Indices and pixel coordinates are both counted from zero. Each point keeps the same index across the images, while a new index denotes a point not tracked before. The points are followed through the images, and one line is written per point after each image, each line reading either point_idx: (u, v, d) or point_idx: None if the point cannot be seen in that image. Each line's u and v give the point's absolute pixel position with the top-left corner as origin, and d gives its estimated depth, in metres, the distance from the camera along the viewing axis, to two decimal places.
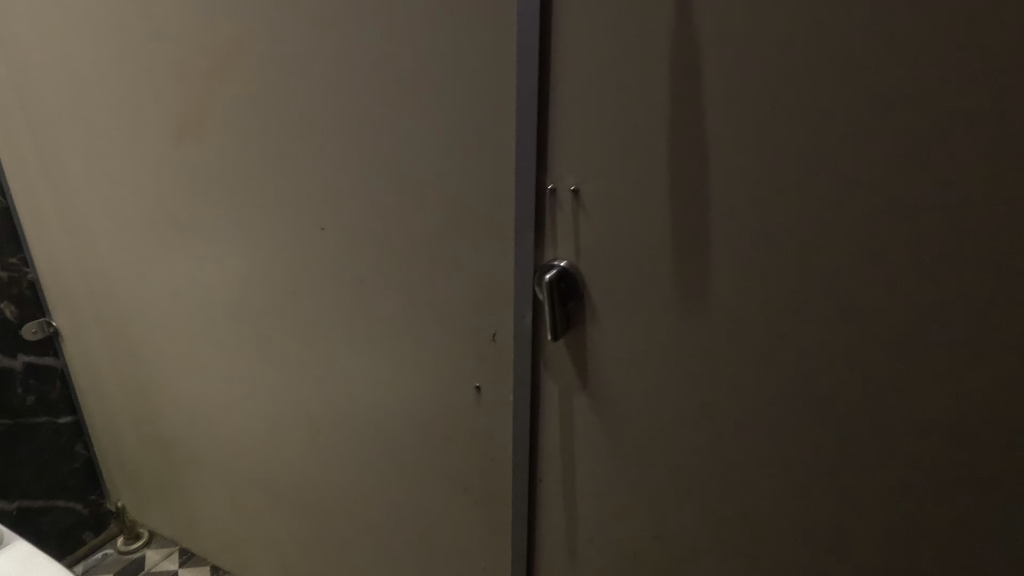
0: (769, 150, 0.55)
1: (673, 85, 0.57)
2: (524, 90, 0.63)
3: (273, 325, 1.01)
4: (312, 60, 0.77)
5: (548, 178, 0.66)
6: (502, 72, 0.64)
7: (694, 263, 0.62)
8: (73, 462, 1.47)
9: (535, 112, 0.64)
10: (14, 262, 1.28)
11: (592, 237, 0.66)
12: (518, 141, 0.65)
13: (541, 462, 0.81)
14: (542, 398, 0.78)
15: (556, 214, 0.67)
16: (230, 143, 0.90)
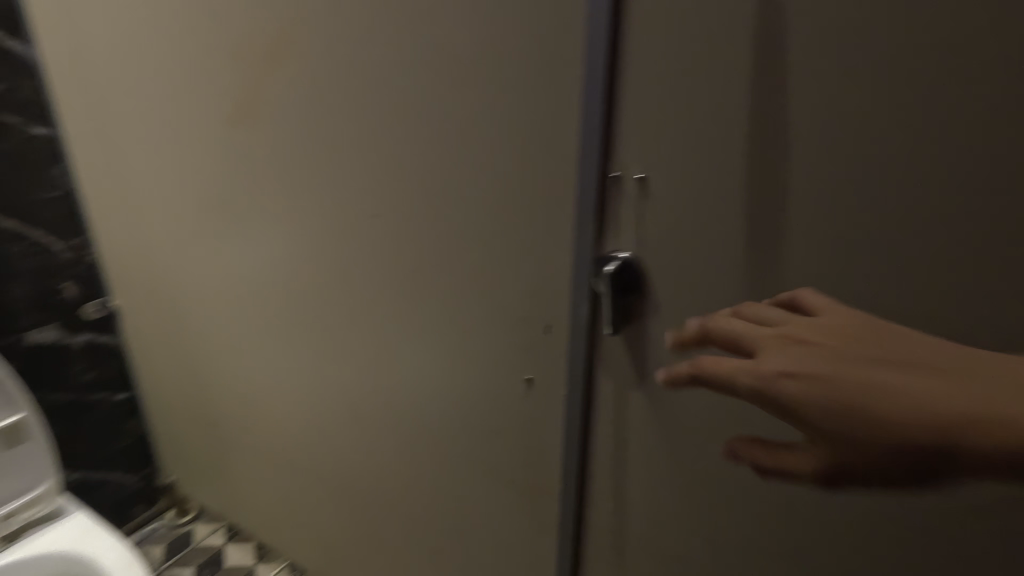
0: (863, 137, 0.51)
1: (757, 66, 0.53)
2: (591, 73, 0.60)
3: (321, 312, 1.01)
4: (370, 44, 0.75)
5: (612, 165, 0.63)
6: (569, 54, 0.62)
7: (770, 259, 0.58)
8: (129, 436, 1.53)
9: (601, 97, 0.60)
10: (78, 242, 1.33)
11: (656, 228, 0.63)
12: (582, 127, 0.63)
13: (592, 459, 0.79)
14: (596, 394, 0.75)
15: (619, 203, 0.64)
16: (284, 129, 0.90)
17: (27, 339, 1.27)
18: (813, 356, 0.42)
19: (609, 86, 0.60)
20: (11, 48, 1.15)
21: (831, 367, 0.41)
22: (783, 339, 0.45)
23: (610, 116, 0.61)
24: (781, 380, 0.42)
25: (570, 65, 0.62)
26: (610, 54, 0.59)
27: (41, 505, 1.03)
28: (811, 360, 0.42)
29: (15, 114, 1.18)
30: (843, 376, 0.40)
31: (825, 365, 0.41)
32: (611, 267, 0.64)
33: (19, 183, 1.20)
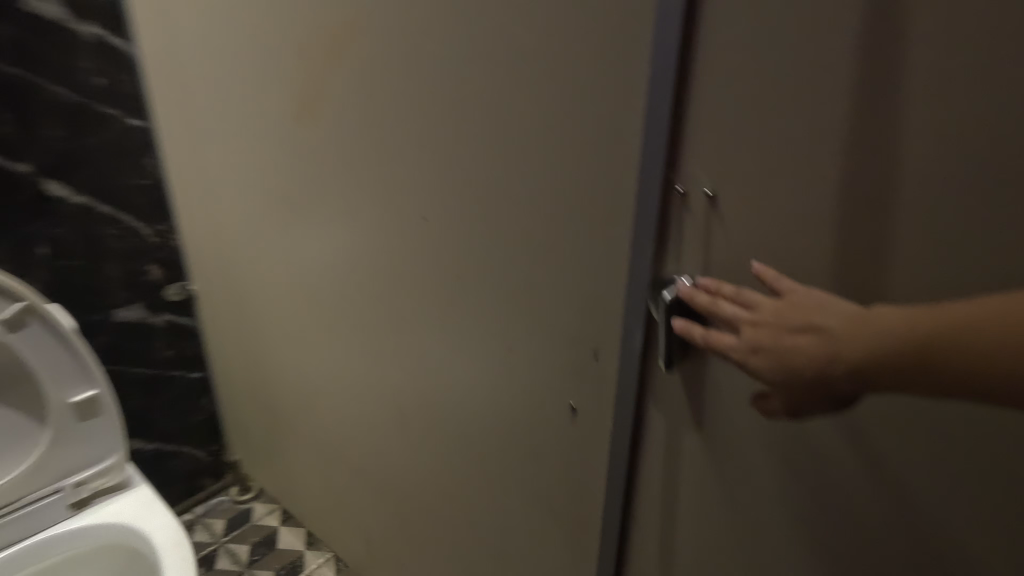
0: (989, 156, 0.42)
1: (861, 69, 0.45)
2: (660, 75, 0.53)
3: (374, 313, 0.99)
4: (432, 41, 0.71)
5: (678, 179, 0.56)
6: (636, 54, 0.55)
7: (860, 290, 0.50)
8: (200, 413, 1.60)
9: (670, 102, 0.53)
10: (164, 228, 1.40)
11: (726, 251, 0.55)
12: (645, 136, 0.56)
13: (637, 501, 0.71)
14: (646, 431, 0.68)
15: (684, 222, 0.57)
16: (347, 127, 0.88)
17: (116, 315, 1.37)
18: (773, 339, 0.48)
19: (679, 90, 0.53)
20: (114, 45, 1.23)
21: (782, 342, 0.47)
22: (754, 323, 0.50)
23: (678, 124, 0.54)
24: (747, 354, 0.50)
25: (634, 65, 0.55)
26: (683, 54, 0.52)
27: (110, 477, 1.08)
28: (769, 337, 0.48)
29: (114, 107, 1.25)
30: (797, 357, 0.46)
31: (779, 340, 0.47)
32: (671, 295, 0.57)
33: (111, 171, 1.27)
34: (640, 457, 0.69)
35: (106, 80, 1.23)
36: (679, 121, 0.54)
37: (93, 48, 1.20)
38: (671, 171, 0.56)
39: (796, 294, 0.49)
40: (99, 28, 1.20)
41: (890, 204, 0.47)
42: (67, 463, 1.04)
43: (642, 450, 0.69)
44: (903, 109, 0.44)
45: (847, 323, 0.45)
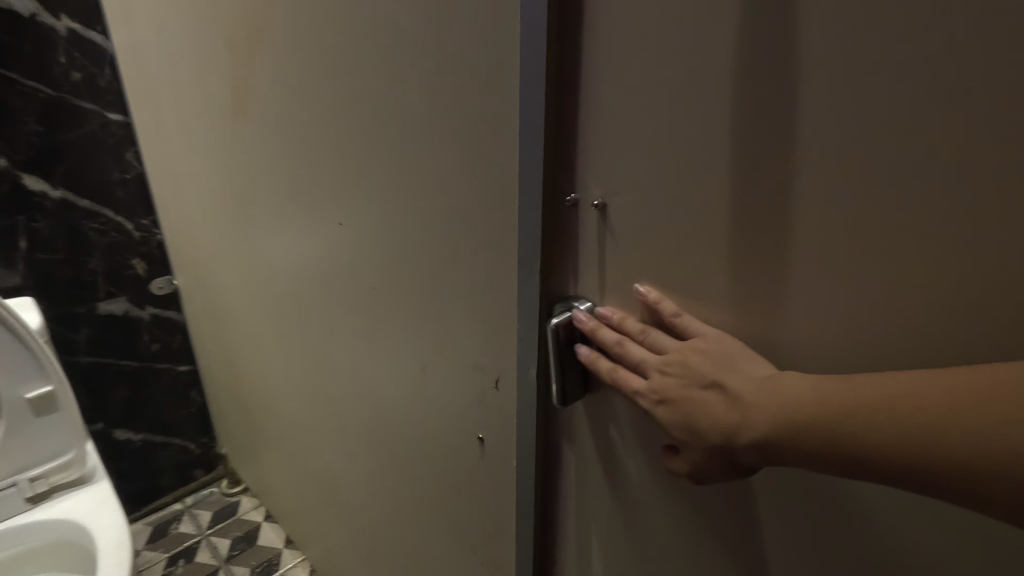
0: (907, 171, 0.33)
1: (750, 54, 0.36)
2: (529, 65, 0.44)
3: (304, 322, 0.93)
4: (326, 26, 0.63)
5: (568, 186, 0.48)
6: (504, 38, 0.45)
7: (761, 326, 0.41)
8: (190, 406, 1.61)
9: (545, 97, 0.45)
10: (146, 223, 1.39)
11: (619, 270, 0.47)
12: (522, 137, 0.46)
13: (555, 544, 0.64)
14: (558, 468, 0.60)
15: (577, 235, 0.49)
16: (266, 124, 0.80)
17: (100, 308, 1.37)
18: (681, 392, 0.42)
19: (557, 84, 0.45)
20: (89, 38, 1.19)
21: (689, 397, 0.41)
22: (662, 370, 0.43)
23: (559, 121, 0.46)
24: (654, 404, 0.44)
25: (510, 53, 0.45)
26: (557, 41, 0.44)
27: (69, 472, 1.09)
28: (678, 389, 0.42)
29: (91, 101, 1.23)
30: (705, 415, 0.40)
31: (687, 394, 0.41)
32: (561, 317, 0.50)
33: (91, 166, 1.27)
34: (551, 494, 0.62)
35: (81, 73, 1.20)
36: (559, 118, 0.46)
37: (67, 41, 1.17)
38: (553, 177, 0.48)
39: (709, 342, 0.42)
40: (73, 21, 1.16)
41: (790, 221, 0.37)
42: (27, 456, 1.06)
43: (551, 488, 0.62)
44: (795, 108, 0.35)
45: (758, 386, 0.38)
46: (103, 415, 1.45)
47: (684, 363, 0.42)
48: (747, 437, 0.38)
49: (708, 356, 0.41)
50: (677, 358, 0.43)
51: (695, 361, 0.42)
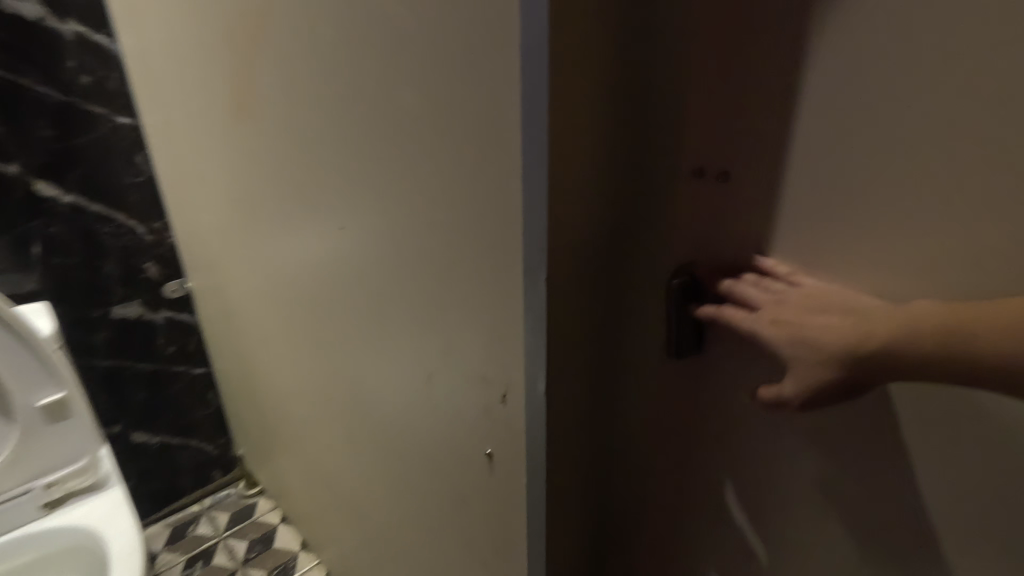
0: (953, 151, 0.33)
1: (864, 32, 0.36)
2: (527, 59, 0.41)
3: (311, 328, 0.90)
4: (319, 23, 0.60)
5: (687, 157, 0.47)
6: (500, 30, 0.42)
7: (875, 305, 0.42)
8: (207, 408, 1.60)
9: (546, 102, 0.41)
10: (158, 226, 1.36)
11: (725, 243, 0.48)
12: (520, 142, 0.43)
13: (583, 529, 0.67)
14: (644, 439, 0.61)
15: (692, 202, 0.48)
16: (267, 125, 0.77)
17: (115, 312, 1.36)
18: (798, 317, 0.43)
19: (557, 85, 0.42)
20: (96, 42, 1.17)
21: (805, 320, 0.43)
22: (774, 302, 0.44)
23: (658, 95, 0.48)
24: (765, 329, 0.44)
25: (508, 48, 0.42)
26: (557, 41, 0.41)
27: (85, 476, 1.09)
28: (796, 314, 0.43)
29: (99, 103, 1.21)
30: (822, 332, 0.42)
31: (807, 318, 0.43)
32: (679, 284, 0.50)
33: (103, 169, 1.25)
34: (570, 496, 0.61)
35: (90, 78, 1.19)
36: (562, 123, 0.43)
37: (75, 46, 1.15)
38: (557, 183, 0.45)
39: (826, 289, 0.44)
40: (80, 25, 1.14)
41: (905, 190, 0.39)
42: (42, 463, 1.06)
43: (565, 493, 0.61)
44: None
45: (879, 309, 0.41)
46: (120, 418, 1.45)
47: (801, 297, 0.44)
48: (873, 341, 0.40)
49: (824, 296, 0.43)
50: (797, 294, 0.44)
51: (813, 297, 0.43)
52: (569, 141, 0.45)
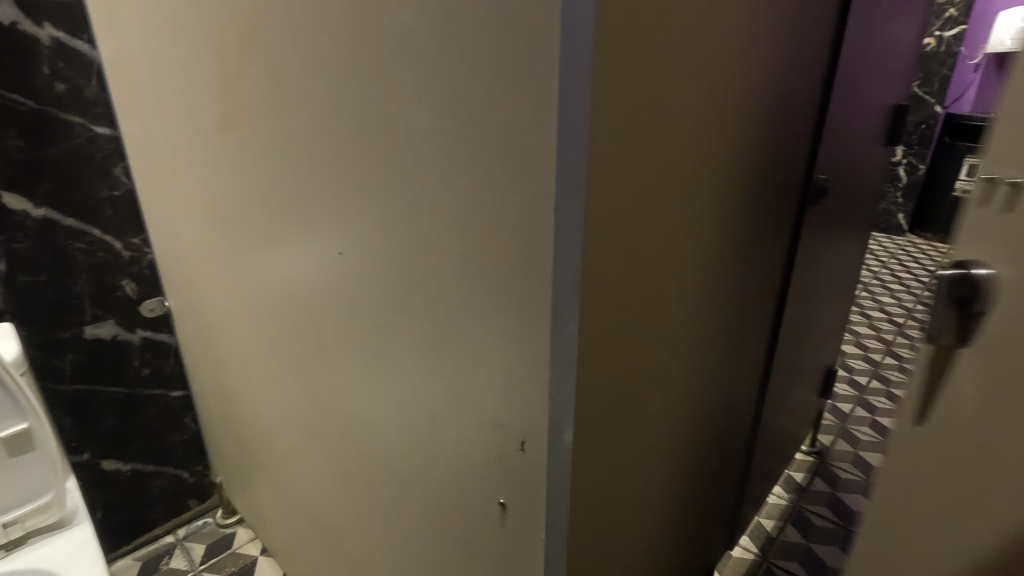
0: None
1: None
2: (567, 86, 0.37)
3: (301, 355, 0.84)
4: (322, 35, 0.55)
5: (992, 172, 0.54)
6: (534, 55, 0.38)
7: None
8: (183, 433, 1.52)
9: (585, 132, 0.38)
10: (135, 242, 1.29)
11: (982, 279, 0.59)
12: (555, 174, 0.40)
13: None
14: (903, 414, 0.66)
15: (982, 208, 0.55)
16: (260, 141, 0.72)
17: (87, 332, 1.28)
18: None
19: (597, 115, 0.39)
20: (74, 49, 1.10)
21: None
22: None
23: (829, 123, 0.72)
24: None
25: (541, 72, 0.38)
26: (598, 67, 0.38)
27: (46, 515, 1.01)
28: None
29: (77, 114, 1.14)
30: None
31: None
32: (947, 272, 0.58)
33: (78, 182, 1.18)
34: (587, 547, 0.57)
35: (67, 86, 1.11)
36: (600, 156, 0.41)
37: (51, 51, 1.08)
38: (592, 217, 0.42)
39: None
40: (57, 30, 1.07)
41: None
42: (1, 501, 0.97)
43: (584, 546, 0.57)
44: None
45: None
46: (89, 445, 1.36)
47: None
48: None
49: None
50: None
51: None
52: (604, 173, 0.42)
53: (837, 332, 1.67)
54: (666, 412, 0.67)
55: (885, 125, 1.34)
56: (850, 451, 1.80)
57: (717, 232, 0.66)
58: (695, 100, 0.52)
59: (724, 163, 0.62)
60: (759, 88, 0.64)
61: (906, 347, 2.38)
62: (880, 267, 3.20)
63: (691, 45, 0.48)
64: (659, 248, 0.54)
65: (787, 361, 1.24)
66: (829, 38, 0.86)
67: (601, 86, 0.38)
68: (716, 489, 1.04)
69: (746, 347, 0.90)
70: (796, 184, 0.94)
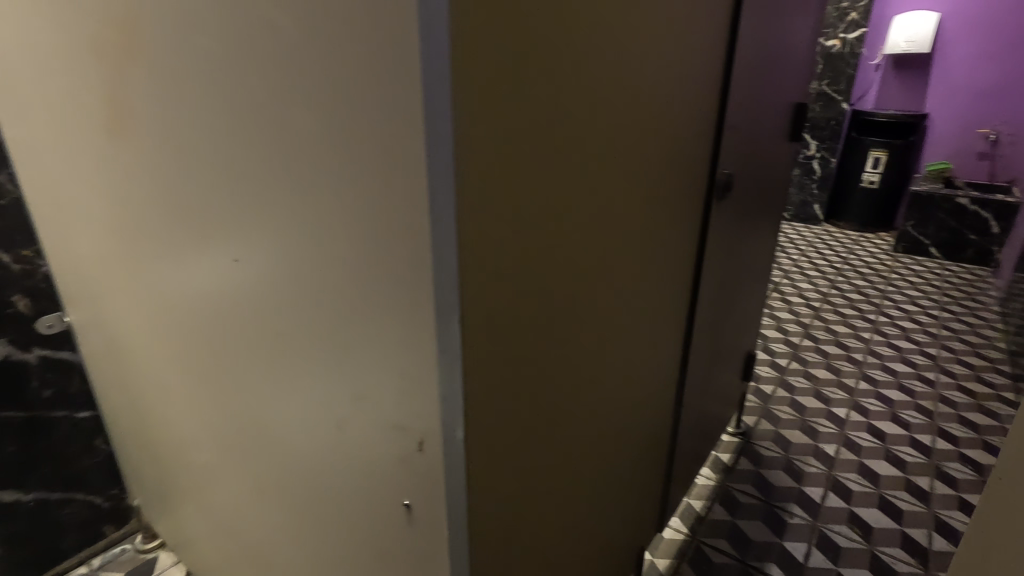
0: None
1: None
2: (431, 92, 0.37)
3: (208, 366, 0.80)
4: (202, 34, 0.53)
5: None
6: (398, 61, 0.38)
7: None
8: (95, 456, 1.42)
9: (452, 137, 0.39)
10: (27, 254, 1.19)
11: None
12: (427, 178, 0.40)
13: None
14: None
15: None
16: (149, 143, 0.68)
17: None
18: None
19: (465, 114, 0.39)
20: None
21: None
22: None
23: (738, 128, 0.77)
24: None
25: (406, 77, 0.38)
26: (462, 65, 0.38)
27: None
28: None
29: None
30: None
31: None
32: None
33: None
34: (495, 541, 0.58)
35: None
36: (474, 161, 0.41)
37: None
38: (469, 215, 0.42)
39: None
40: None
41: None
42: None
43: (492, 540, 0.57)
44: None
45: None
46: None
47: None
48: None
49: None
50: None
51: None
52: (481, 175, 0.42)
53: (756, 319, 1.75)
54: (576, 404, 0.69)
55: (788, 122, 1.42)
56: (772, 430, 1.91)
57: (621, 228, 0.68)
58: (583, 102, 0.54)
59: (621, 160, 0.64)
60: (652, 87, 0.66)
61: (822, 329, 2.54)
62: (799, 255, 3.40)
63: (574, 44, 0.49)
64: (554, 244, 0.55)
65: (707, 348, 1.30)
66: (725, 40, 0.91)
67: (467, 94, 0.39)
68: (640, 475, 1.08)
69: (659, 337, 0.94)
70: (701, 179, 0.99)
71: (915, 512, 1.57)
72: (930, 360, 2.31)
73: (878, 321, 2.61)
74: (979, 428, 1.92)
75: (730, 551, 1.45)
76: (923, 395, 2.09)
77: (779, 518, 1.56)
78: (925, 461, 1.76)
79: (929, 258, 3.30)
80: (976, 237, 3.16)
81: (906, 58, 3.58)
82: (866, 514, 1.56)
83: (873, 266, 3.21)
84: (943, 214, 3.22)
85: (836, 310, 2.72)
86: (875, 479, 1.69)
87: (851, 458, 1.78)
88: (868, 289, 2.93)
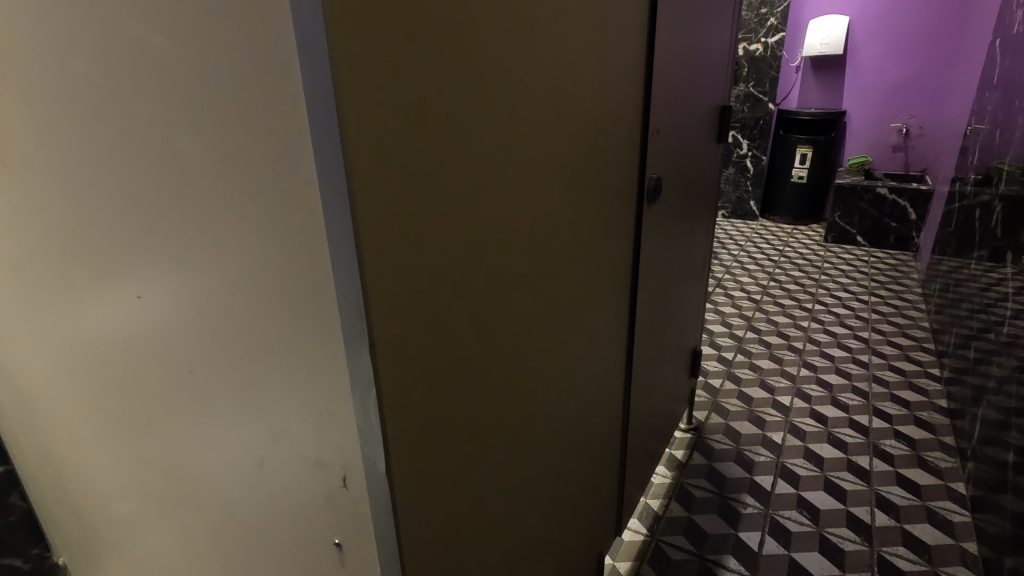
0: None
1: None
2: (320, 124, 0.36)
3: (120, 408, 0.74)
4: (76, 58, 0.49)
5: None
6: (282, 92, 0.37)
7: None
8: (8, 514, 1.29)
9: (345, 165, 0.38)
10: None
11: None
12: (324, 207, 0.39)
13: None
14: None
15: None
16: (32, 172, 0.62)
17: None
18: None
19: (360, 139, 0.38)
20: None
21: None
22: None
23: None
24: None
25: (292, 106, 0.37)
26: (350, 88, 0.37)
27: None
28: None
29: None
30: None
31: None
32: None
33: None
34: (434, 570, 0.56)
35: None
36: (373, 186, 0.40)
37: None
38: (371, 239, 0.41)
39: None
40: None
41: None
42: None
43: (430, 568, 0.55)
44: None
45: None
46: None
47: None
48: None
49: None
50: None
51: None
52: (383, 200, 0.41)
53: (698, 315, 1.80)
54: (513, 420, 0.68)
55: (712, 124, 1.47)
56: (722, 423, 1.96)
57: (548, 240, 0.68)
58: (493, 118, 0.53)
59: (541, 172, 0.64)
60: (568, 100, 0.67)
61: (763, 321, 2.64)
62: (739, 251, 3.53)
63: (476, 62, 0.49)
64: (473, 261, 0.54)
65: (651, 349, 1.32)
66: (643, 46, 0.93)
67: (361, 122, 0.38)
68: (592, 482, 1.07)
69: (599, 342, 0.95)
70: (631, 183, 1.00)
71: (858, 490, 1.64)
72: (863, 343, 2.43)
73: (815, 309, 2.73)
74: (910, 405, 2.03)
75: (689, 546, 1.47)
76: (859, 377, 2.19)
77: (733, 509, 1.59)
78: (864, 440, 1.85)
79: (857, 246, 3.49)
80: (896, 225, 3.36)
81: (822, 59, 3.79)
82: (814, 496, 1.62)
83: (807, 257, 3.36)
84: (866, 204, 3.41)
85: (775, 301, 2.83)
86: (820, 463, 1.75)
87: (797, 444, 1.84)
88: (804, 279, 3.07)
